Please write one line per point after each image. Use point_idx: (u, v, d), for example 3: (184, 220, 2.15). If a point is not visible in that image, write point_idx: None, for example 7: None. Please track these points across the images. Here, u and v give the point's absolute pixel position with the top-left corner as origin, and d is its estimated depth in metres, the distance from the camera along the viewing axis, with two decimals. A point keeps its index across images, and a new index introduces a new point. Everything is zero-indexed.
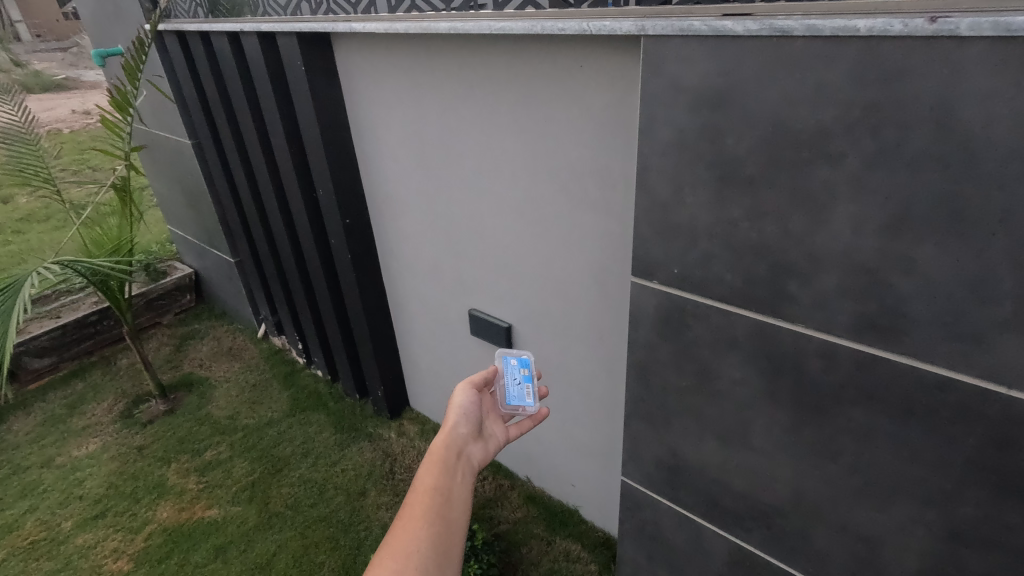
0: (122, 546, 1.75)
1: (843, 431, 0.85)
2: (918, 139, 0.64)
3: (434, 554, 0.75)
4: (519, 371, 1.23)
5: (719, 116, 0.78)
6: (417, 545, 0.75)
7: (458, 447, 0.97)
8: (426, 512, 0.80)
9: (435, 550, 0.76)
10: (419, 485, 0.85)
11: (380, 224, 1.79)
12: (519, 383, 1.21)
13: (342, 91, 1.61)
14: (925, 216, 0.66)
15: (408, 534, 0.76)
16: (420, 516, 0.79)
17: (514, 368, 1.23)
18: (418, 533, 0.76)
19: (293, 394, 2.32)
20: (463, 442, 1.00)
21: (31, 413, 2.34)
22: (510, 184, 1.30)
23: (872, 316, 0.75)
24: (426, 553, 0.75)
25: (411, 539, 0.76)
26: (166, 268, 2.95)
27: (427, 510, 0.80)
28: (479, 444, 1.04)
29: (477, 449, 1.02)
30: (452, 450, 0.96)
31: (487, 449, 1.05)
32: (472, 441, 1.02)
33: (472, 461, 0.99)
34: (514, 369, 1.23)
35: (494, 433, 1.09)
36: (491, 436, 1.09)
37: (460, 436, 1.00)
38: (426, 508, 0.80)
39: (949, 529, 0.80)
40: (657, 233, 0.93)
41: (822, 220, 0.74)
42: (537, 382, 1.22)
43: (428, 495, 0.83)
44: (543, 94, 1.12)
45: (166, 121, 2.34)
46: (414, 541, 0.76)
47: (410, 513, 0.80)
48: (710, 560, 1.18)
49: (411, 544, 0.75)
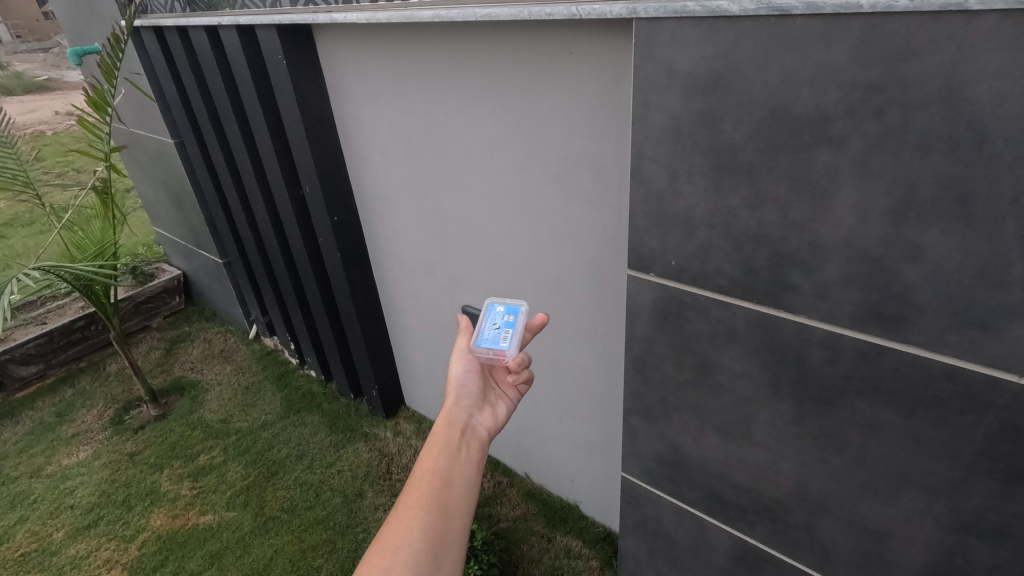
0: (115, 556, 1.72)
1: (848, 422, 0.83)
2: (924, 120, 0.61)
3: (427, 546, 0.73)
4: (502, 317, 1.09)
5: (716, 101, 0.75)
6: (409, 540, 0.73)
7: (462, 420, 0.92)
8: (422, 500, 0.77)
9: (430, 542, 0.73)
10: (418, 469, 0.82)
11: (370, 220, 1.76)
12: (498, 328, 1.06)
13: (327, 86, 1.57)
14: (932, 201, 0.64)
15: (400, 529, 0.74)
16: (415, 505, 0.77)
17: (497, 315, 1.10)
18: (410, 526, 0.74)
19: (286, 395, 2.28)
20: (467, 415, 0.94)
21: (19, 422, 2.30)
22: (501, 177, 1.27)
23: (878, 305, 0.73)
24: (417, 545, 0.72)
25: (403, 533, 0.73)
26: (154, 271, 2.90)
27: (423, 497, 0.78)
28: (487, 411, 0.98)
29: (486, 415, 0.97)
30: (454, 427, 0.91)
31: (497, 413, 0.99)
32: (478, 410, 0.97)
33: (479, 431, 0.93)
34: (497, 316, 1.09)
35: (501, 393, 1.04)
36: (499, 397, 1.03)
37: (462, 408, 0.95)
38: (422, 496, 0.78)
39: (958, 520, 0.78)
40: (653, 224, 0.90)
41: (824, 206, 0.72)
42: (521, 327, 1.07)
43: (427, 480, 0.80)
44: (533, 83, 1.09)
45: (148, 119, 2.28)
46: (405, 535, 0.73)
47: (404, 502, 0.77)
48: (713, 554, 1.17)
49: (401, 539, 0.73)
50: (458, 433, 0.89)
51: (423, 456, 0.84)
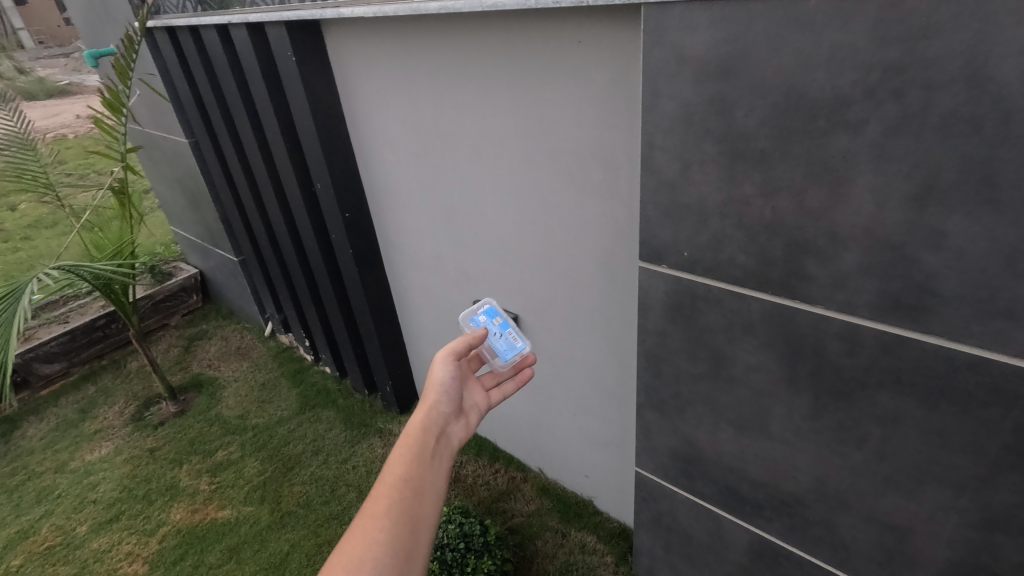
0: (137, 549, 1.75)
1: (869, 415, 0.80)
2: (946, 101, 0.59)
3: (393, 559, 0.72)
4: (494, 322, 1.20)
5: (727, 87, 0.73)
6: (374, 553, 0.72)
7: (438, 426, 0.93)
8: (391, 510, 0.77)
9: (395, 556, 0.73)
10: (388, 476, 0.81)
11: (381, 216, 1.76)
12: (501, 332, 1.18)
13: (336, 84, 1.58)
14: (955, 185, 0.61)
15: (365, 540, 0.73)
16: (383, 515, 0.76)
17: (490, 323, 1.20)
18: (377, 536, 0.74)
19: (301, 391, 2.30)
20: (444, 421, 0.95)
21: (44, 418, 2.35)
22: (510, 170, 1.26)
23: (898, 294, 0.70)
24: (383, 557, 0.72)
25: (368, 545, 0.73)
26: (172, 270, 2.94)
27: (393, 506, 0.77)
28: (460, 421, 0.99)
29: (459, 424, 0.98)
30: (429, 432, 0.91)
31: (469, 423, 1.01)
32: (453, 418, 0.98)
33: (453, 440, 0.95)
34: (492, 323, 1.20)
35: (475, 403, 1.06)
36: (473, 406, 1.05)
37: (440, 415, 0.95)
38: (391, 505, 0.77)
39: (984, 516, 0.76)
40: (665, 214, 0.88)
41: (842, 193, 0.69)
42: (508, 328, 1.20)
43: (396, 488, 0.80)
44: (542, 73, 1.08)
45: (163, 119, 2.31)
46: (372, 547, 0.73)
47: (372, 510, 0.77)
48: (730, 550, 1.15)
49: (368, 551, 0.72)
50: (433, 438, 0.90)
51: (394, 460, 0.84)
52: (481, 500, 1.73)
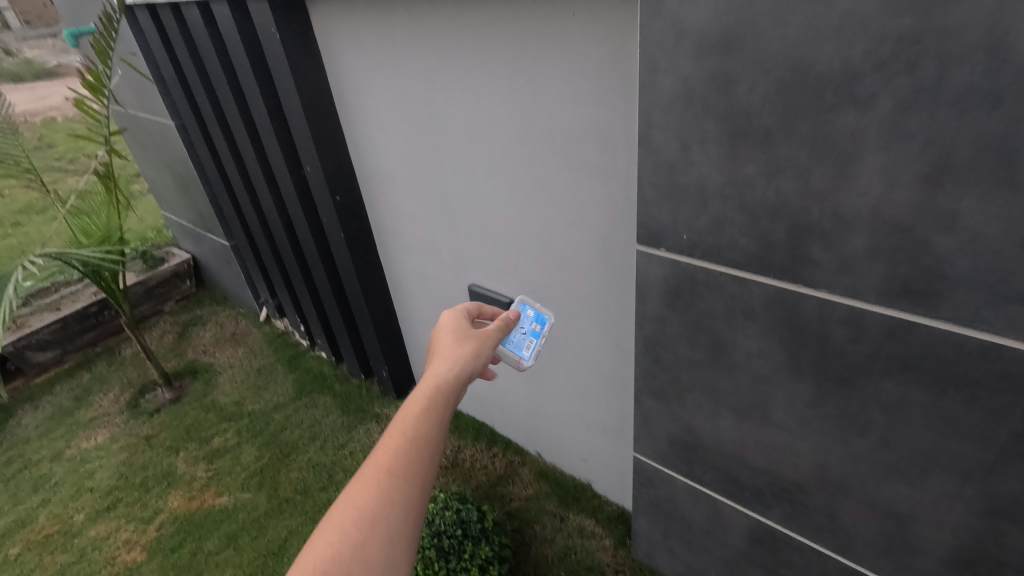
0: (135, 537, 1.75)
1: (873, 403, 0.78)
2: (963, 74, 0.55)
3: (404, 522, 0.72)
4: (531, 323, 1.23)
5: (730, 61, 0.69)
6: (387, 514, 0.71)
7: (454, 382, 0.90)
8: (404, 469, 0.75)
9: (406, 519, 0.72)
10: (402, 429, 0.79)
11: (374, 199, 1.72)
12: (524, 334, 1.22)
13: (323, 63, 1.53)
14: (970, 163, 0.58)
15: (377, 497, 0.72)
16: (397, 472, 0.74)
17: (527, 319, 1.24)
18: (390, 496, 0.72)
19: (298, 376, 2.28)
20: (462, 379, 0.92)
21: (39, 407, 2.33)
22: (503, 150, 1.22)
23: (907, 279, 0.67)
24: (394, 519, 0.71)
25: (380, 503, 0.71)
26: (164, 255, 2.90)
27: (404, 467, 0.75)
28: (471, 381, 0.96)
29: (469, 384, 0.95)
30: (448, 387, 0.87)
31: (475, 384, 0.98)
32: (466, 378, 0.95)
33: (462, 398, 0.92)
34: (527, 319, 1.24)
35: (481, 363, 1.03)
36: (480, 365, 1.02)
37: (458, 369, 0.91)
38: (404, 464, 0.75)
39: (989, 504, 0.74)
40: (663, 196, 0.85)
41: (849, 172, 0.66)
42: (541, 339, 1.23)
43: (410, 444, 0.77)
44: (535, 48, 1.03)
45: (148, 101, 2.24)
46: (384, 506, 0.71)
47: (385, 465, 0.75)
48: (729, 535, 1.15)
49: (379, 511, 0.71)
50: (447, 394, 0.85)
51: (404, 415, 0.80)
52: (479, 485, 1.72)
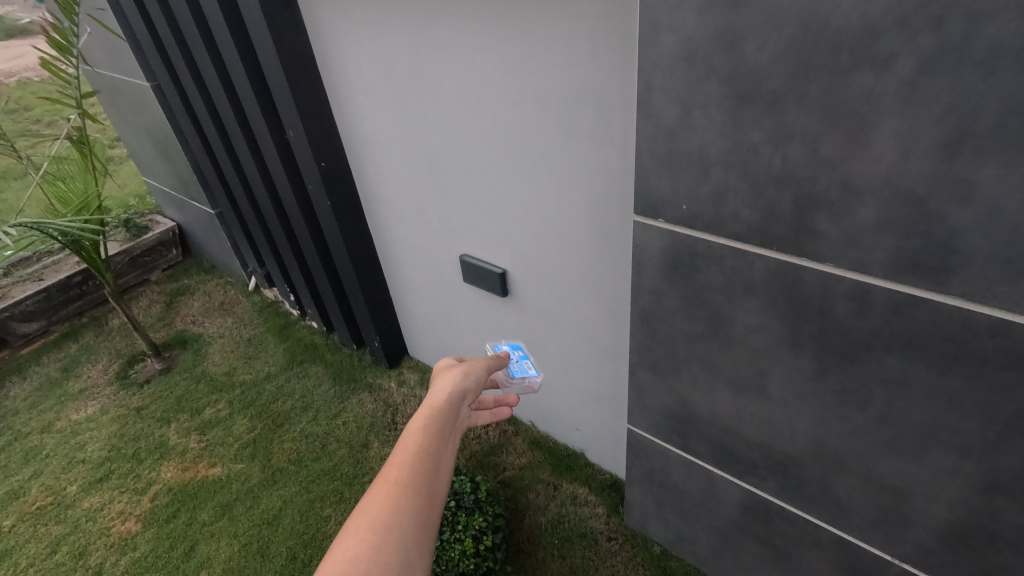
0: (129, 508, 1.75)
1: (874, 379, 0.76)
2: (992, 31, 0.50)
3: (416, 527, 0.69)
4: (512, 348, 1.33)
5: (737, 18, 0.64)
6: (399, 519, 0.69)
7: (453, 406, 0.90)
8: (412, 478, 0.73)
9: (418, 524, 0.70)
10: (407, 445, 0.78)
11: (361, 166, 1.66)
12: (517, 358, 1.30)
13: (304, 21, 1.44)
14: (993, 130, 0.54)
15: (387, 505, 0.70)
16: (405, 482, 0.73)
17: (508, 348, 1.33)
18: (400, 503, 0.70)
19: (289, 346, 2.26)
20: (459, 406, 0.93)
21: (27, 378, 2.30)
22: (494, 115, 1.16)
23: (917, 253, 0.64)
24: (407, 525, 0.69)
25: (391, 510, 0.69)
26: (148, 223, 2.83)
27: (412, 476, 0.74)
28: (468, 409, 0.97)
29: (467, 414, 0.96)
30: (448, 408, 0.87)
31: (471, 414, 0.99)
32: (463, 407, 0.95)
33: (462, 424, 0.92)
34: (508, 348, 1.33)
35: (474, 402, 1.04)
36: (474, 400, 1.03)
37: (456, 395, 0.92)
38: (411, 474, 0.74)
39: (987, 480, 0.73)
40: (662, 164, 0.80)
41: (861, 140, 0.62)
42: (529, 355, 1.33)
43: (416, 458, 0.76)
44: (526, 4, 0.97)
45: (121, 61, 2.14)
46: (394, 513, 0.69)
47: (393, 476, 0.73)
48: (722, 505, 1.15)
49: (391, 517, 0.69)
50: (447, 414, 0.86)
51: (408, 433, 0.80)
52: (473, 454, 1.72)
